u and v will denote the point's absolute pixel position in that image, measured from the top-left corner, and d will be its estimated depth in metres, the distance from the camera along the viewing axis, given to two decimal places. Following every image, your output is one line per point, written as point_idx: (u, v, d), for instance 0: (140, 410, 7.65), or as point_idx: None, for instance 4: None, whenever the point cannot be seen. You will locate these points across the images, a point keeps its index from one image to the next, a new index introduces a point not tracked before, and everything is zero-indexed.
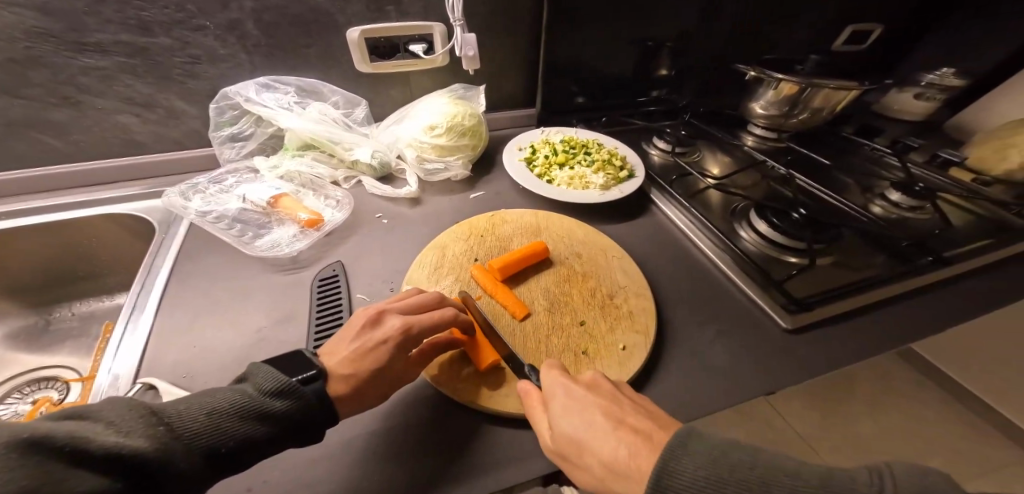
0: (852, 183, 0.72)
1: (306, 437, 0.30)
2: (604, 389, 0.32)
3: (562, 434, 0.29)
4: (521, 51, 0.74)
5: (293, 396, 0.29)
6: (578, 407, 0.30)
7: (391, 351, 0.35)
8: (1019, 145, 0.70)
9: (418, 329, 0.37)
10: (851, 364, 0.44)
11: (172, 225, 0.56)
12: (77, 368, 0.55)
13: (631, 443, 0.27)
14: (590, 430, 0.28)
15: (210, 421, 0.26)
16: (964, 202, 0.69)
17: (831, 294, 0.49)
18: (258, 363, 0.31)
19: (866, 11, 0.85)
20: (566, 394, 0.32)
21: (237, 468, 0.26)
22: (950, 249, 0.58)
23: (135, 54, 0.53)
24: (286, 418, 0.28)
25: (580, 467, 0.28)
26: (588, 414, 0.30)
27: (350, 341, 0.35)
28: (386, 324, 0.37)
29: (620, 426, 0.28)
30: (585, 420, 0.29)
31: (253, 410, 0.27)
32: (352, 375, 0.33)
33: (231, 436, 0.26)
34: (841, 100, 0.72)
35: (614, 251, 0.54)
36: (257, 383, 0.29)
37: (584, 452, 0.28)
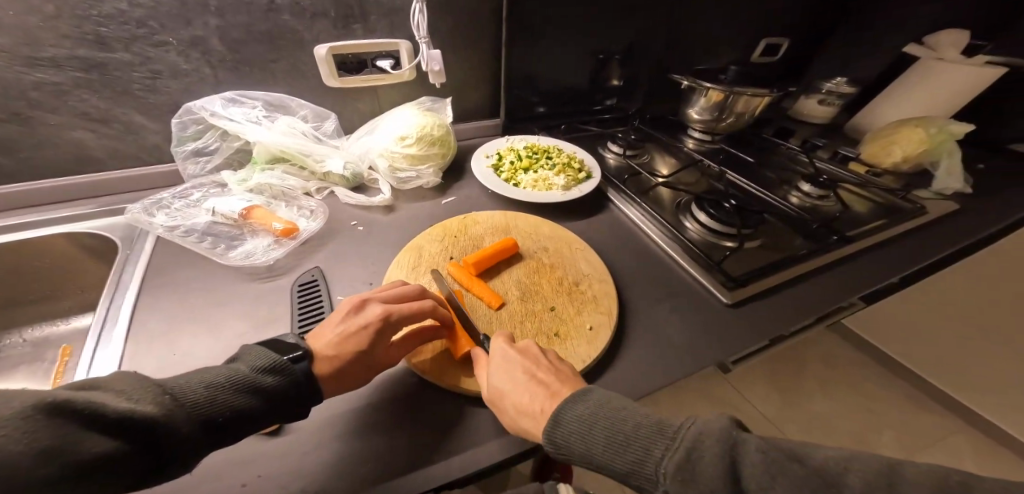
0: (775, 178, 0.84)
1: (296, 410, 0.32)
2: (532, 354, 0.40)
3: (492, 387, 0.37)
4: (483, 65, 0.79)
5: (283, 373, 0.32)
6: (506, 366, 0.38)
7: (373, 335, 0.37)
8: (898, 142, 0.85)
9: (399, 314, 0.39)
10: (784, 328, 0.53)
11: (136, 240, 0.55)
12: (35, 392, 0.52)
13: (536, 393, 0.35)
14: (514, 387, 0.36)
15: (208, 393, 0.28)
16: (864, 191, 0.82)
17: (760, 271, 0.58)
18: (250, 345, 0.33)
19: (775, 29, 0.99)
20: (502, 357, 0.39)
21: (230, 438, 0.28)
22: (853, 230, 0.69)
23: (91, 69, 0.52)
24: (275, 392, 0.31)
25: (501, 410, 0.36)
26: (514, 373, 0.38)
27: (334, 326, 0.38)
28: (368, 311, 0.39)
29: (533, 382, 0.36)
30: (509, 377, 0.37)
31: (247, 385, 0.30)
32: (335, 357, 0.36)
33: (231, 405, 0.28)
34: (759, 105, 0.83)
35: (577, 244, 0.59)
36: (249, 361, 0.32)
37: (502, 400, 0.36)
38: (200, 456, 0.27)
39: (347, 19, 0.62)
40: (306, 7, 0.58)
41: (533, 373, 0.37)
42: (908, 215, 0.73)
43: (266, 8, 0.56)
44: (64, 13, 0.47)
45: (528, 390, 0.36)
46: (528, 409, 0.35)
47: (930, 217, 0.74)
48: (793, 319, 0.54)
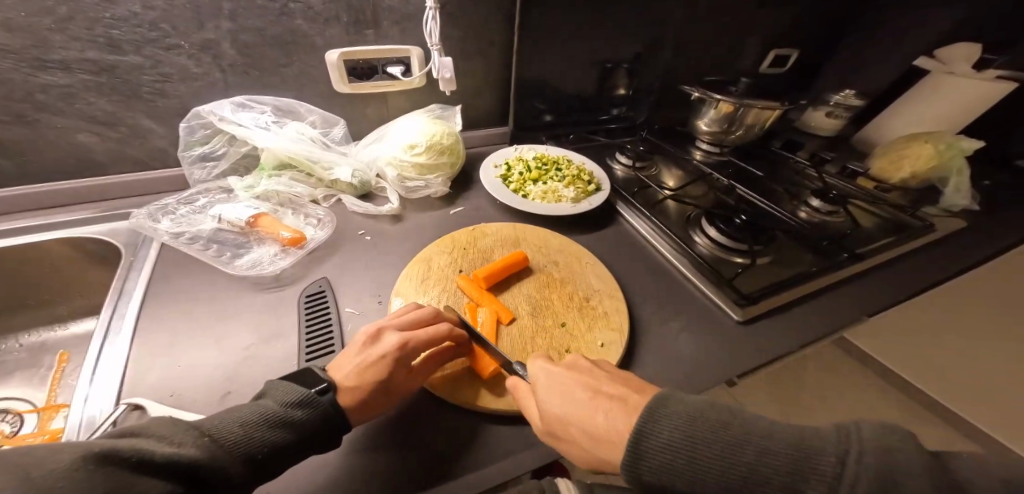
0: (783, 192, 0.83)
1: (328, 441, 0.32)
2: (583, 368, 0.38)
3: (551, 414, 0.34)
4: (493, 74, 0.79)
5: (312, 405, 0.31)
6: (559, 387, 0.36)
7: (391, 365, 0.36)
8: (907, 157, 0.85)
9: (416, 342, 0.38)
10: (794, 346, 0.52)
11: (140, 247, 0.54)
12: (29, 398, 0.51)
13: (610, 411, 0.32)
14: (576, 408, 0.34)
15: (243, 431, 0.28)
16: (872, 206, 0.81)
17: (770, 289, 0.57)
18: (277, 380, 0.33)
19: (784, 40, 0.99)
20: (551, 377, 0.37)
21: (271, 474, 0.28)
22: (861, 247, 0.68)
23: (101, 71, 0.51)
24: (308, 424, 0.30)
25: (571, 442, 0.33)
26: (574, 392, 0.35)
27: (354, 356, 0.37)
28: (385, 340, 0.38)
29: (601, 398, 0.34)
30: (567, 399, 0.34)
31: (279, 419, 0.29)
32: (356, 388, 0.34)
33: (269, 440, 0.28)
34: (768, 117, 0.83)
35: (588, 258, 0.58)
36: (278, 396, 0.31)
37: (568, 426, 0.33)
38: None
39: (359, 25, 0.61)
40: (319, 12, 0.57)
41: (596, 388, 0.35)
42: (917, 233, 0.73)
43: (279, 12, 0.55)
44: (77, 15, 0.46)
45: (591, 408, 0.33)
46: (603, 431, 0.32)
47: (937, 234, 0.74)
48: (804, 336, 0.53)
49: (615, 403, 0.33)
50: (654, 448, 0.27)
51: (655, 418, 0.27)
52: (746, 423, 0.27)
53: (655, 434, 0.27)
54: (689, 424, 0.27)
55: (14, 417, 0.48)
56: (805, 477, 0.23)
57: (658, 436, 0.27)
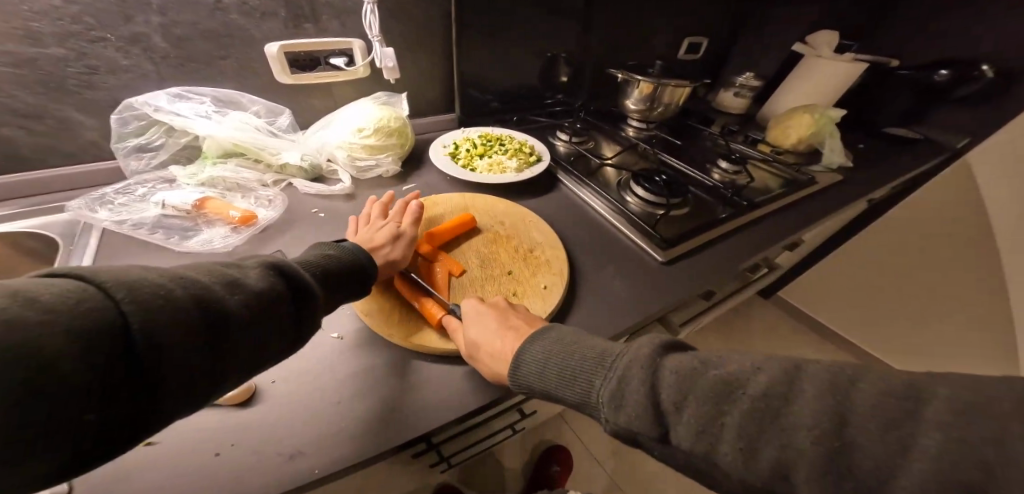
0: (700, 158, 0.96)
1: None
2: (500, 307, 0.46)
3: (469, 340, 0.42)
4: (436, 62, 0.83)
5: None
6: (478, 321, 0.44)
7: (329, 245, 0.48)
8: (793, 126, 1.02)
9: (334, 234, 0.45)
10: (708, 278, 0.62)
11: (79, 236, 0.52)
12: None
13: (508, 337, 0.41)
14: (482, 337, 0.42)
15: None
16: (771, 167, 0.96)
17: (688, 234, 0.67)
18: None
19: (693, 30, 1.14)
20: (475, 311, 0.45)
21: None
22: (759, 196, 0.82)
23: (20, 64, 0.50)
24: None
25: (480, 359, 0.42)
26: (486, 324, 0.43)
27: None
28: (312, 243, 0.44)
29: (505, 329, 0.43)
30: (483, 328, 0.43)
31: None
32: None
33: None
34: (682, 96, 0.95)
35: (531, 217, 0.64)
36: None
37: (478, 349, 0.42)
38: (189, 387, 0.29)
39: (298, 19, 0.64)
40: (254, 7, 0.60)
41: (504, 322, 0.43)
42: (805, 186, 0.87)
43: (212, 6, 0.57)
44: None
45: (495, 335, 0.42)
46: (500, 351, 0.41)
47: (819, 186, 0.89)
48: (715, 273, 0.63)
49: (512, 331, 0.42)
50: (525, 363, 0.38)
51: (533, 339, 0.39)
52: (579, 345, 0.37)
53: (530, 349, 0.38)
54: (551, 349, 0.38)
55: None
56: (598, 377, 0.34)
57: (530, 350, 0.38)
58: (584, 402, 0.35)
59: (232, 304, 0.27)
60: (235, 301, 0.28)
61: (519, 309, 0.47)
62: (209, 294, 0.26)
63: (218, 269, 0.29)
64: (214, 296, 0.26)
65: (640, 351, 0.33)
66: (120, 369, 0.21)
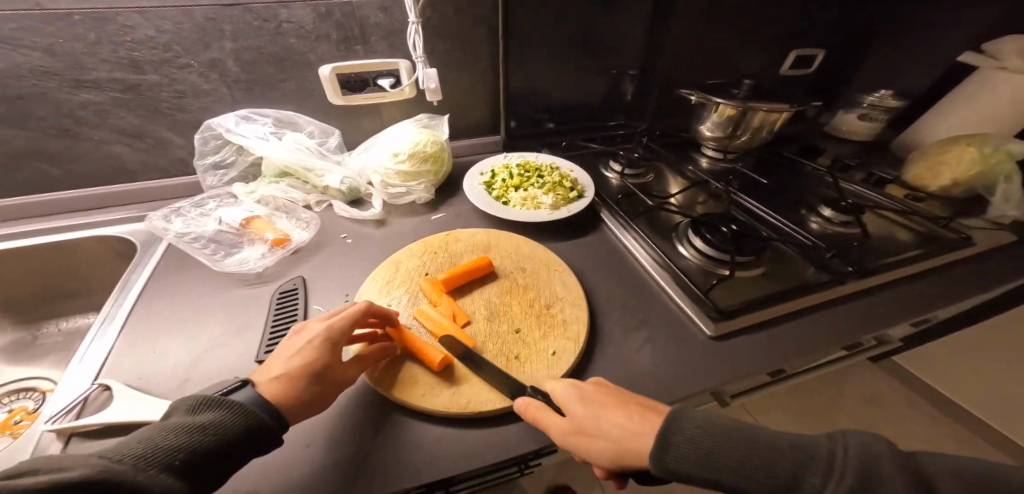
0: (793, 201, 0.77)
1: (260, 440, 0.31)
2: (606, 385, 0.37)
3: (578, 417, 0.33)
4: (484, 83, 0.81)
5: (219, 406, 0.31)
6: (589, 394, 0.35)
7: (316, 351, 0.38)
8: (948, 163, 0.77)
9: (341, 324, 0.41)
10: (779, 364, 0.47)
11: (151, 245, 0.60)
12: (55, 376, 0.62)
13: (633, 415, 0.32)
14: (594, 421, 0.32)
15: (147, 444, 0.26)
16: (900, 218, 0.73)
17: (752, 302, 0.52)
18: (181, 400, 0.32)
19: (802, 39, 0.93)
20: (575, 387, 0.36)
21: (206, 483, 0.28)
22: (874, 261, 0.61)
23: (127, 89, 0.59)
24: (222, 424, 0.30)
25: (598, 444, 0.32)
26: (597, 399, 0.34)
27: (283, 360, 0.38)
28: (310, 330, 0.41)
29: (628, 406, 0.33)
30: (594, 405, 0.34)
31: (189, 427, 0.29)
32: (282, 375, 0.36)
33: (198, 449, 0.28)
34: (776, 120, 0.78)
35: (556, 265, 0.57)
36: (181, 413, 0.30)
37: (598, 428, 0.32)
38: None
39: (348, 41, 0.66)
40: (310, 30, 0.62)
41: (621, 398, 0.34)
42: (949, 247, 0.64)
43: (274, 31, 0.61)
44: (104, 40, 0.54)
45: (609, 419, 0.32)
46: (631, 434, 0.31)
47: (976, 249, 0.65)
48: (784, 358, 0.48)
49: (636, 411, 0.33)
50: (679, 441, 0.28)
51: (680, 418, 0.30)
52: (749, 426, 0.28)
53: (680, 429, 0.29)
54: (710, 425, 0.29)
55: (39, 396, 0.58)
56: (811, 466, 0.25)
57: (682, 430, 0.29)
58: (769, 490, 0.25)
59: (153, 479, 0.24)
60: (152, 475, 0.25)
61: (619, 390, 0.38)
62: (119, 478, 0.23)
63: (115, 450, 0.25)
64: (129, 475, 0.23)
65: (865, 439, 0.25)
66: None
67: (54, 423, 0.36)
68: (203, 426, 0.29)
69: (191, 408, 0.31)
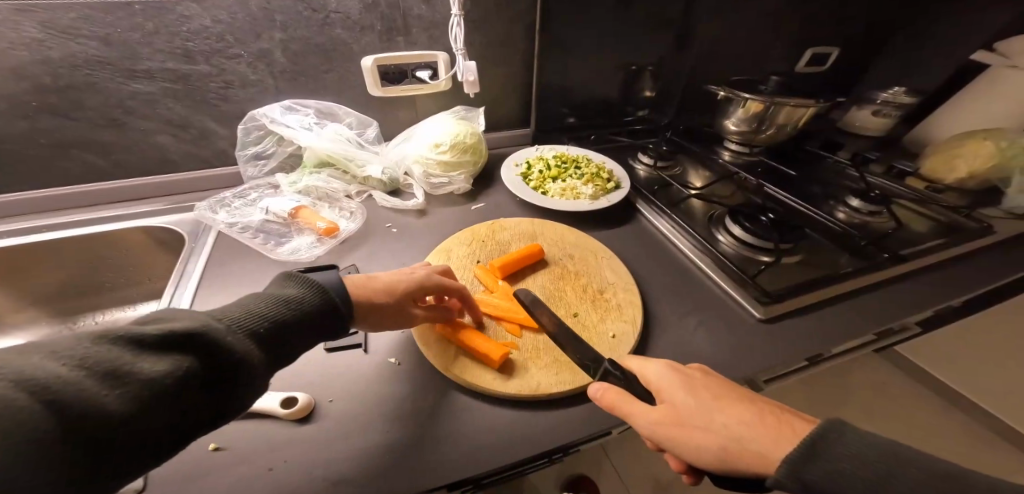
0: (819, 193, 0.80)
1: (330, 323, 0.34)
2: (712, 378, 0.35)
3: (676, 407, 0.32)
4: (518, 77, 0.82)
5: (302, 288, 0.34)
6: (693, 386, 0.33)
7: (408, 275, 0.43)
8: (962, 156, 0.80)
9: (438, 273, 0.46)
10: (829, 346, 0.49)
11: (199, 235, 0.60)
12: None
13: (752, 419, 0.30)
14: (702, 407, 0.31)
15: (242, 310, 0.29)
16: (921, 208, 0.76)
17: (796, 287, 0.54)
18: (279, 275, 0.35)
19: (823, 36, 0.95)
20: (676, 378, 0.35)
21: (290, 347, 0.31)
22: (905, 249, 0.64)
23: (177, 79, 0.59)
24: (302, 303, 0.33)
25: (695, 440, 0.30)
26: (702, 394, 0.32)
27: (379, 273, 0.43)
28: (415, 269, 0.46)
29: (746, 409, 0.31)
30: (699, 397, 0.32)
31: (275, 300, 0.32)
32: (372, 279, 0.41)
33: (283, 321, 0.31)
34: (803, 115, 0.80)
35: (603, 253, 0.59)
36: (275, 287, 0.34)
37: (701, 423, 0.31)
38: (267, 362, 0.29)
39: (392, 33, 0.66)
40: (356, 21, 0.63)
41: (733, 398, 0.32)
42: (972, 236, 0.67)
43: (322, 22, 0.61)
44: (161, 29, 0.54)
45: (723, 406, 0.31)
46: (745, 436, 0.29)
47: (998, 238, 0.68)
48: (830, 341, 0.50)
49: (757, 415, 0.30)
50: (829, 457, 0.25)
51: (838, 433, 0.26)
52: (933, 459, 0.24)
53: (834, 447, 0.26)
54: (873, 449, 0.25)
55: None
56: None
57: (836, 444, 0.26)
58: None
59: (243, 339, 0.27)
60: (239, 339, 0.27)
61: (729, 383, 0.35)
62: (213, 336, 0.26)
63: (218, 311, 0.29)
64: (220, 335, 0.26)
65: None
66: (136, 424, 0.21)
67: None
68: (287, 300, 0.32)
69: (280, 284, 0.34)
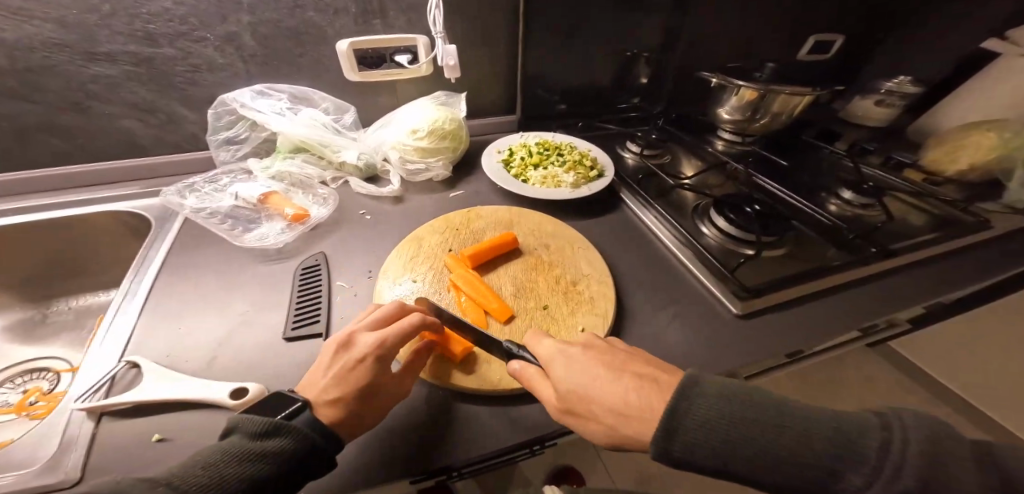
0: (812, 184, 0.77)
1: (315, 468, 0.28)
2: (597, 346, 0.36)
3: (568, 388, 0.32)
4: (502, 62, 0.79)
5: (281, 433, 0.28)
6: (578, 363, 0.34)
7: (369, 366, 0.34)
8: (966, 147, 0.77)
9: (396, 337, 0.36)
10: (806, 343, 0.47)
11: (166, 221, 0.59)
12: (69, 358, 0.58)
13: (632, 388, 0.31)
14: (600, 386, 0.32)
15: (207, 473, 0.24)
16: (917, 201, 0.74)
17: (776, 281, 0.53)
18: (242, 413, 0.29)
19: (824, 23, 0.91)
20: (564, 355, 0.35)
21: None
22: (895, 243, 0.62)
23: (141, 63, 0.57)
24: (283, 454, 0.27)
25: (592, 417, 0.31)
26: (591, 368, 0.33)
27: (326, 370, 0.34)
28: (360, 343, 0.36)
29: (626, 376, 0.32)
30: (586, 373, 0.33)
31: (248, 454, 0.26)
32: (341, 401, 0.32)
33: (260, 483, 0.25)
34: (798, 104, 0.77)
35: (581, 243, 0.57)
36: (245, 429, 0.28)
37: (591, 403, 0.31)
38: None
39: (367, 15, 0.64)
40: (328, 3, 0.60)
41: (618, 367, 0.33)
42: (966, 230, 0.65)
43: (292, 4, 0.59)
44: (119, 11, 0.52)
45: (619, 385, 0.31)
46: (630, 408, 0.30)
47: (994, 232, 0.65)
48: (808, 337, 0.48)
49: (637, 382, 0.31)
50: (693, 424, 0.26)
51: (697, 393, 0.27)
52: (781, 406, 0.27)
53: (695, 410, 0.26)
54: (729, 405, 0.27)
55: (54, 376, 0.55)
56: (859, 461, 0.23)
57: (699, 409, 0.26)
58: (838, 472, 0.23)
59: None
60: None
61: (616, 345, 0.37)
62: None
63: (178, 478, 0.24)
64: None
65: (918, 425, 0.24)
66: None
67: (84, 402, 0.34)
68: (263, 455, 0.26)
69: (255, 428, 0.28)
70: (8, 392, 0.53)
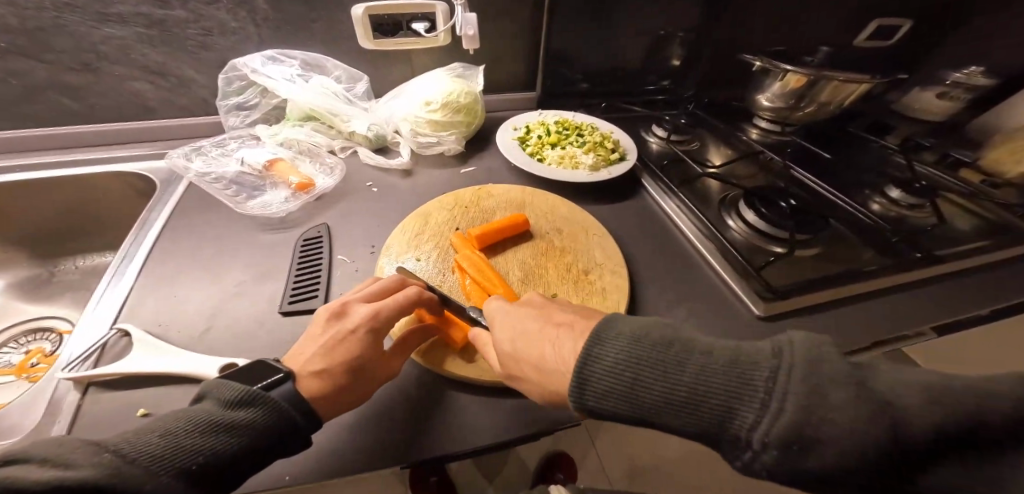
0: (855, 180, 0.70)
1: (289, 443, 0.27)
2: (535, 301, 0.35)
3: (501, 349, 0.32)
4: (526, 34, 0.74)
5: (256, 404, 0.26)
6: (513, 320, 0.33)
7: (360, 340, 0.32)
8: None
9: (390, 311, 0.34)
10: None
11: (172, 184, 0.58)
12: (71, 319, 0.59)
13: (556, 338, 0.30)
14: (525, 340, 0.31)
15: (167, 441, 0.23)
16: (970, 203, 0.67)
17: (808, 282, 0.48)
18: (216, 378, 0.28)
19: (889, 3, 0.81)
20: (502, 314, 0.34)
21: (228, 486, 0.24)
22: (944, 248, 0.55)
23: (153, 24, 0.55)
24: (255, 425, 0.25)
25: (525, 377, 0.30)
26: (522, 324, 0.32)
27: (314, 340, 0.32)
28: (353, 314, 0.34)
29: (550, 325, 0.31)
30: (519, 330, 0.32)
31: (215, 423, 0.24)
32: (326, 372, 0.30)
33: (226, 454, 0.24)
34: (850, 93, 0.70)
35: (595, 230, 0.53)
36: (220, 396, 0.26)
37: (520, 363, 0.31)
38: None
39: None
40: None
41: (547, 318, 0.32)
42: None
43: None
44: None
45: (541, 336, 0.31)
46: (550, 361, 0.29)
47: None
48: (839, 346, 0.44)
49: (563, 330, 0.30)
50: (594, 370, 0.25)
51: (601, 339, 0.26)
52: (687, 342, 0.25)
53: (599, 353, 0.26)
54: (630, 345, 0.25)
55: (56, 337, 0.57)
56: (747, 391, 0.21)
57: (601, 355, 0.25)
58: (732, 410, 0.21)
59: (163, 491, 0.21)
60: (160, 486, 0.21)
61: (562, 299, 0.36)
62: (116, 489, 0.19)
63: (135, 442, 0.22)
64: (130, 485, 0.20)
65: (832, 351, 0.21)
66: None
67: (72, 371, 0.34)
68: (233, 425, 0.25)
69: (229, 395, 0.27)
70: (12, 351, 0.55)
